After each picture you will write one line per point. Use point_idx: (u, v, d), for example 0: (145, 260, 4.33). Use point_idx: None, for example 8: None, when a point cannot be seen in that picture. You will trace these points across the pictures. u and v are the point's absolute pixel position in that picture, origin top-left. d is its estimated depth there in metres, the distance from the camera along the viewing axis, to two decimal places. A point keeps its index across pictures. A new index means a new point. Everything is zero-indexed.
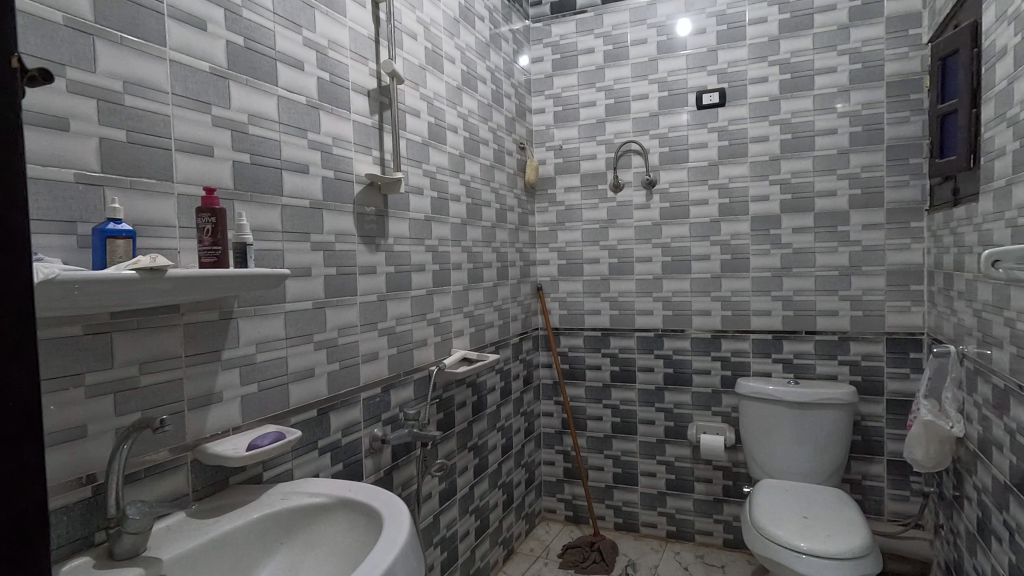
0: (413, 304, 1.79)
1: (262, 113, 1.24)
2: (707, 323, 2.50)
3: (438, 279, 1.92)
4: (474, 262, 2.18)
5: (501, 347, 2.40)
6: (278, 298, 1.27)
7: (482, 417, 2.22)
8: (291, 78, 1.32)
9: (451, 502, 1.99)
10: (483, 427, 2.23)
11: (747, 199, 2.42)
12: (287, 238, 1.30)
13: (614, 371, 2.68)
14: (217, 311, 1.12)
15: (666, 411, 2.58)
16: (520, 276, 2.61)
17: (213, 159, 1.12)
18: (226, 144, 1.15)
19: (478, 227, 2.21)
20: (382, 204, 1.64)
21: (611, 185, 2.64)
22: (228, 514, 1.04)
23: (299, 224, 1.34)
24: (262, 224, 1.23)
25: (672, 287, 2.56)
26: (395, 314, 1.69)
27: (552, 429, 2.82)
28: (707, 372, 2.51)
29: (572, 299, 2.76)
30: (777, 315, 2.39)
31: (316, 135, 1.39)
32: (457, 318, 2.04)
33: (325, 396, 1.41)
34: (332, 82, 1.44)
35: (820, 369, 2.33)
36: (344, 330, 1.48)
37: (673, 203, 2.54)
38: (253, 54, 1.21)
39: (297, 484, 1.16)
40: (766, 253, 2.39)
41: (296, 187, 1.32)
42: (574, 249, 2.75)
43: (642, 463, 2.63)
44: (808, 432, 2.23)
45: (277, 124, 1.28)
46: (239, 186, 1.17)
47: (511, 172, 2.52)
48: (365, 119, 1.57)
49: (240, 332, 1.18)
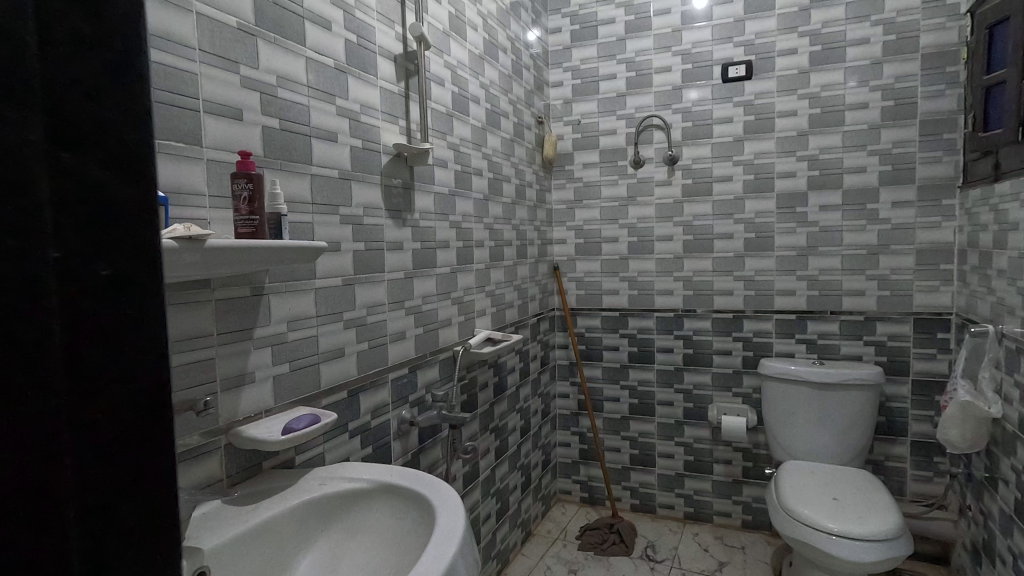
0: (439, 280, 1.72)
1: (290, 75, 1.15)
2: (729, 302, 2.46)
3: (462, 256, 1.86)
4: (495, 240, 2.11)
5: (521, 327, 2.35)
6: (308, 275, 1.20)
7: (503, 399, 2.18)
8: (319, 39, 1.23)
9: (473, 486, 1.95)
10: (504, 409, 2.19)
11: (774, 175, 2.36)
12: (318, 211, 1.22)
13: (632, 352, 2.63)
14: (249, 288, 1.06)
15: (685, 392, 2.54)
16: (538, 256, 2.55)
17: (243, 123, 1.04)
18: (255, 107, 1.07)
19: (499, 203, 2.14)
20: (408, 177, 1.56)
21: (631, 161, 2.57)
22: (267, 501, 0.98)
23: (328, 196, 1.26)
24: (294, 194, 1.16)
25: (694, 266, 2.50)
26: (422, 292, 1.63)
27: (567, 410, 2.78)
28: (728, 353, 2.47)
29: (589, 278, 2.71)
30: (801, 295, 2.35)
31: (344, 101, 1.31)
32: (480, 297, 1.98)
33: (355, 376, 1.36)
34: (360, 45, 1.36)
35: (844, 350, 2.30)
36: (372, 308, 1.41)
37: (696, 180, 2.48)
38: (281, 11, 1.13)
39: (334, 468, 1.11)
40: (792, 232, 2.34)
41: (325, 156, 1.24)
42: (592, 227, 2.68)
43: (661, 445, 2.61)
44: (834, 413, 2.19)
45: (306, 88, 1.19)
46: (269, 153, 1.09)
47: (529, 147, 2.44)
48: (391, 86, 1.48)
49: (272, 310, 1.11)
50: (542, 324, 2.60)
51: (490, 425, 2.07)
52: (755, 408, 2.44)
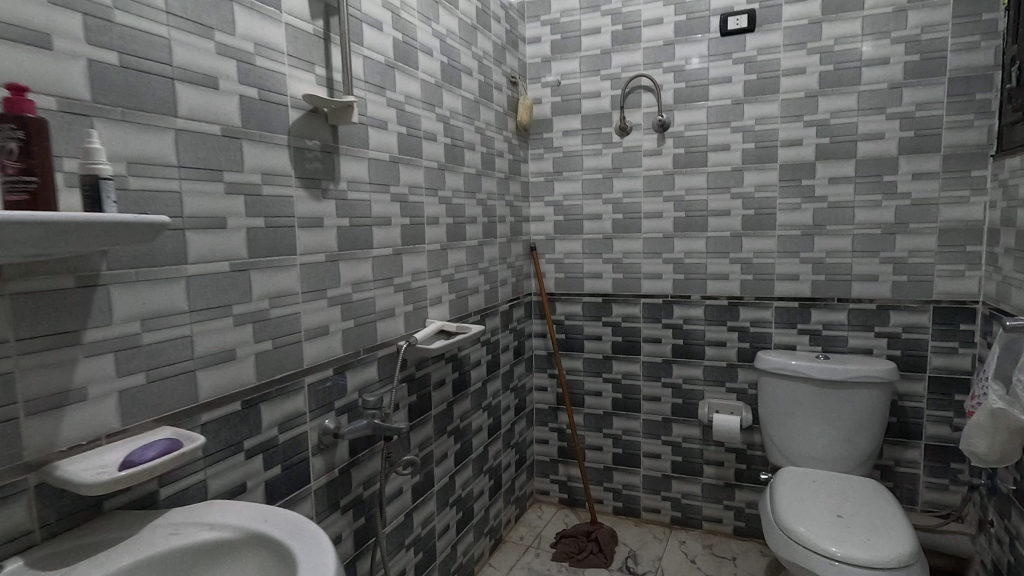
0: (285, 277, 1.91)
1: (149, 56, 1.49)
2: (716, 288, 2.84)
3: (279, 245, 1.88)
4: (411, 217, 2.41)
5: (428, 301, 2.50)
6: (136, 236, 1.18)
7: (464, 398, 2.50)
8: (186, 53, 1.58)
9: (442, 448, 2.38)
10: (466, 407, 2.52)
11: (779, 142, 2.70)
12: (184, 178, 1.58)
13: (615, 341, 3.04)
14: (96, 247, 1.13)
15: (673, 385, 2.93)
16: (462, 238, 2.73)
17: (119, 134, 1.42)
18: (115, 118, 1.42)
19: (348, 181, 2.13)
20: (328, 140, 2.04)
21: (618, 127, 2.96)
22: (70, 476, 1.20)
23: (259, 208, 1.81)
24: (156, 160, 1.51)
25: (702, 250, 2.85)
26: (270, 290, 1.86)
27: (546, 406, 3.21)
28: (722, 344, 2.84)
29: (650, 272, 2.97)
30: (790, 279, 2.72)
31: (219, 93, 1.67)
32: (385, 280, 2.32)
33: (253, 379, 1.80)
34: (228, 45, 1.70)
35: (852, 340, 2.63)
36: (276, 300, 1.88)
37: (688, 147, 2.86)
38: (126, 31, 1.43)
39: (92, 458, 1.30)
40: (798, 207, 2.69)
41: (252, 157, 1.78)
42: (586, 219, 3.10)
43: (625, 420, 3.03)
44: (835, 411, 2.25)
45: (169, 67, 1.54)
46: (133, 163, 1.45)
47: (499, 109, 2.95)
48: (274, 44, 1.85)
49: (70, 240, 1.06)
50: (488, 312, 2.87)
51: (447, 427, 2.38)
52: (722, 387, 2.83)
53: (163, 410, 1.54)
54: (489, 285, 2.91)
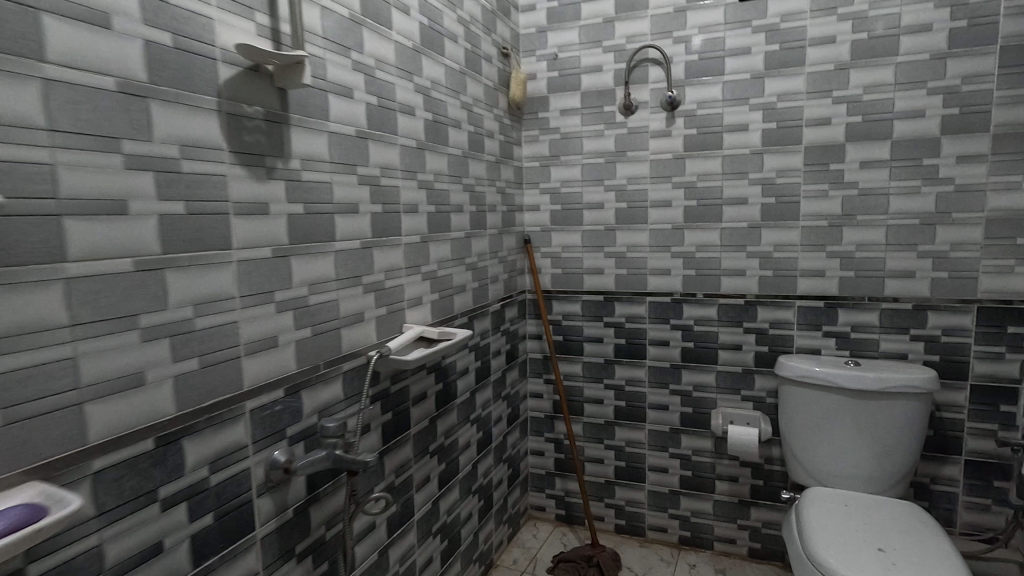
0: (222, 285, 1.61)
1: (60, 15, 1.20)
2: (734, 287, 2.62)
3: (204, 240, 1.55)
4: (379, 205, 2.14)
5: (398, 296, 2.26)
6: None
7: (449, 411, 2.35)
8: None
9: (423, 469, 2.19)
10: (450, 421, 2.36)
11: (803, 121, 2.46)
12: (88, 145, 1.26)
13: (617, 344, 2.82)
14: None
15: (683, 393, 2.72)
16: (437, 229, 2.44)
17: (23, 113, 1.15)
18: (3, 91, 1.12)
19: (306, 163, 1.84)
20: (274, 102, 1.71)
21: (620, 107, 2.71)
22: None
23: (188, 191, 1.48)
24: (66, 136, 1.22)
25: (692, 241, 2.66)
26: (199, 295, 1.53)
27: (541, 414, 3.02)
28: (737, 348, 2.63)
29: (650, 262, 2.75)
30: (816, 274, 2.50)
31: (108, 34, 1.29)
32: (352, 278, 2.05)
33: (172, 405, 1.48)
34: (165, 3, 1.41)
35: (884, 348, 2.44)
36: (205, 304, 1.55)
37: (701, 126, 2.60)
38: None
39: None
40: (821, 198, 2.47)
41: (196, 125, 1.50)
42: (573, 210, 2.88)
43: (629, 432, 2.83)
44: (873, 420, 2.10)
45: (85, 37, 1.25)
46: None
47: (488, 83, 2.68)
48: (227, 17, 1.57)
49: None
50: (450, 304, 2.52)
51: (431, 447, 2.24)
52: (740, 396, 2.63)
53: (29, 462, 1.21)
54: (462, 284, 2.57)
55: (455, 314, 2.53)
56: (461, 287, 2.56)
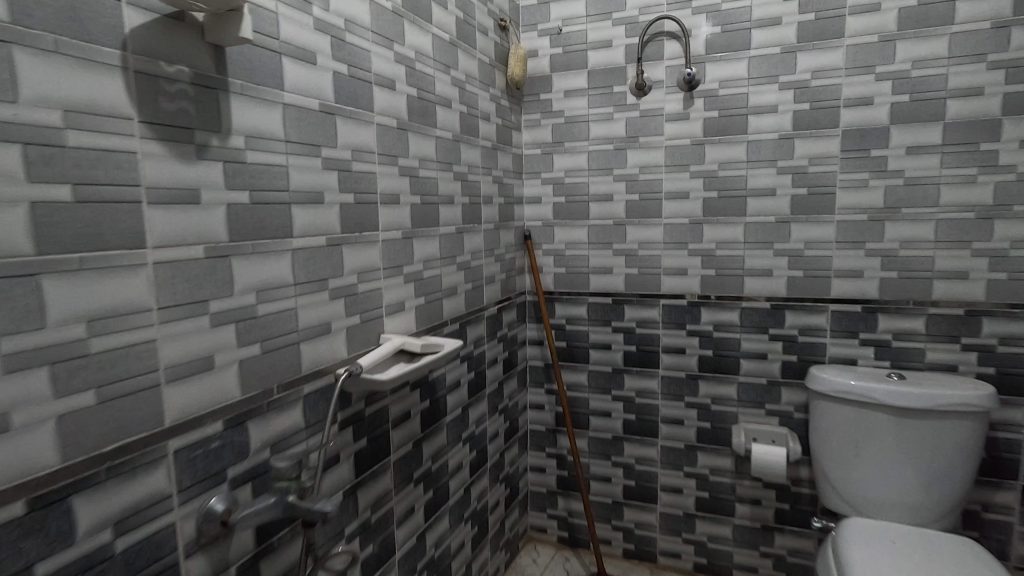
0: (134, 291, 1.26)
1: None
2: (759, 288, 2.40)
3: (105, 236, 1.18)
4: (342, 190, 1.81)
5: (370, 299, 1.96)
6: None
7: (438, 434, 2.16)
8: None
9: (407, 497, 2.01)
10: (439, 444, 2.17)
11: (843, 100, 2.24)
12: None
13: (627, 351, 2.61)
14: None
15: (699, 406, 2.51)
16: (421, 223, 2.16)
17: None
18: None
19: (245, 136, 1.48)
20: (202, 64, 1.36)
21: (634, 87, 2.48)
22: None
23: (77, 174, 1.13)
24: None
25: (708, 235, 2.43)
26: (93, 308, 1.16)
27: (543, 428, 2.83)
28: (762, 357, 2.41)
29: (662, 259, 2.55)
30: (853, 274, 2.28)
31: None
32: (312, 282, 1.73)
33: (56, 461, 1.10)
34: None
35: (930, 357, 2.21)
36: (108, 324, 1.20)
37: (726, 109, 2.38)
38: None
39: None
40: (862, 185, 2.23)
41: (87, 86, 1.13)
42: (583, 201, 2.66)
43: (640, 449, 2.63)
44: (915, 443, 1.97)
45: None
46: None
47: (485, 59, 2.46)
48: None
49: None
50: (438, 309, 2.26)
51: (414, 474, 2.05)
52: (762, 409, 2.41)
53: None
54: (455, 286, 2.34)
55: (444, 320, 2.29)
56: (454, 291, 2.34)
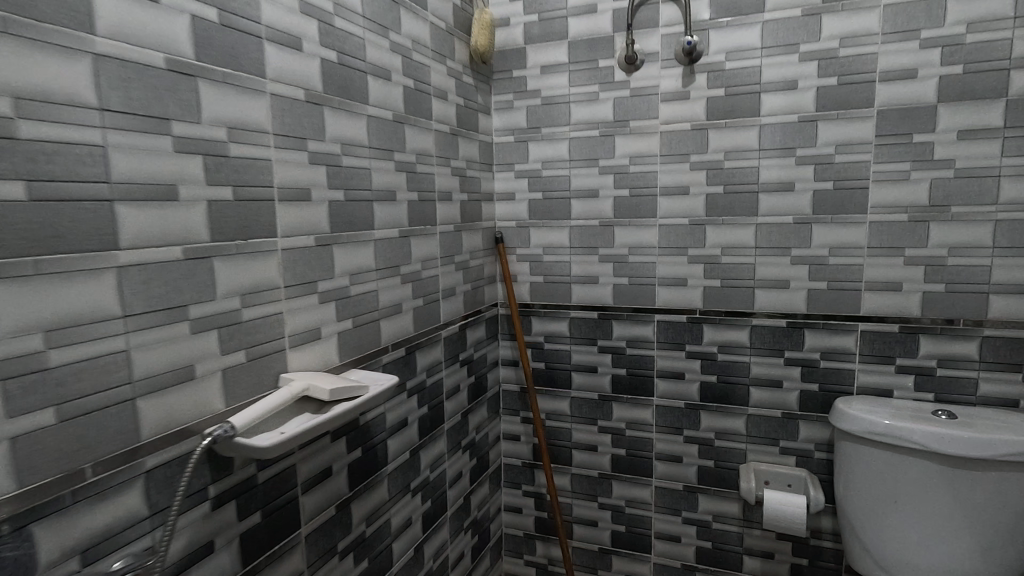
0: None
1: None
2: (775, 301, 1.94)
3: None
4: (237, 199, 1.10)
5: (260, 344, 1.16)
6: None
7: (379, 484, 1.59)
8: None
9: None
10: (382, 497, 1.60)
11: (878, 74, 1.74)
12: None
13: (616, 375, 2.18)
14: None
15: (701, 441, 2.09)
16: (348, 217, 1.44)
17: None
18: None
19: (10, 98, 0.75)
20: None
21: (622, 60, 2.01)
22: None
23: None
24: None
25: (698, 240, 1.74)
26: None
27: (518, 462, 2.40)
28: (776, 386, 1.97)
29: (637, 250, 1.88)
30: (891, 288, 1.81)
31: None
32: (152, 314, 0.94)
33: None
34: None
35: (984, 390, 1.75)
36: None
37: (730, 87, 1.90)
38: None
39: None
40: (905, 179, 1.75)
41: None
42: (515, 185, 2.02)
43: (630, 489, 2.22)
44: (972, 498, 1.56)
45: None
46: None
47: (447, 27, 1.90)
48: None
49: None
50: (380, 325, 1.59)
51: (340, 546, 1.42)
52: (777, 447, 1.99)
53: None
54: (396, 299, 1.67)
55: (391, 341, 1.63)
56: (395, 299, 1.66)
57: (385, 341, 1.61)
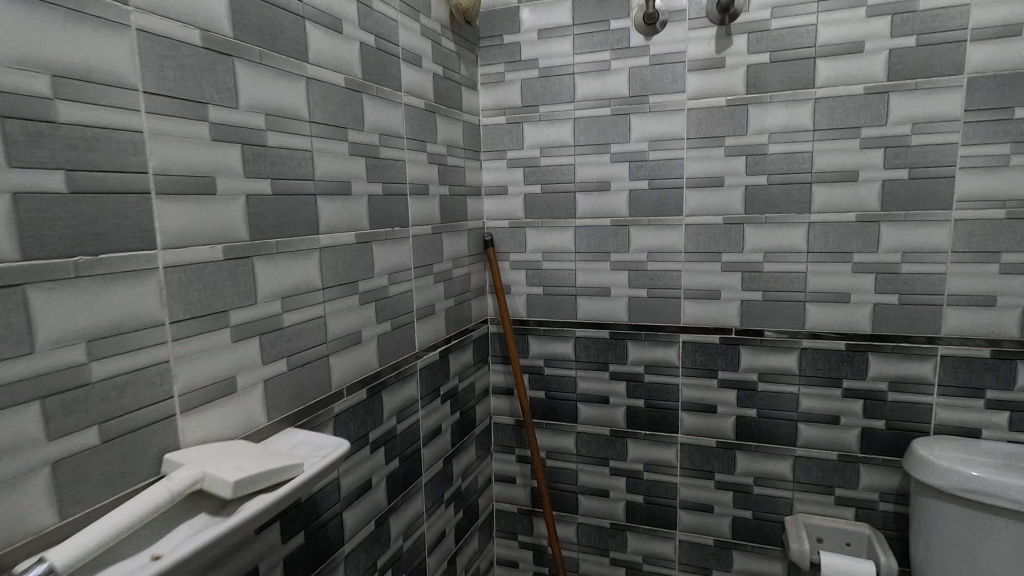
0: None
1: None
2: (832, 319, 1.65)
3: None
4: (75, 191, 0.78)
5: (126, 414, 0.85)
6: None
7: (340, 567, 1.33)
8: None
9: None
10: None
11: (966, 33, 1.44)
12: None
13: (631, 408, 1.90)
14: None
15: (736, 488, 1.82)
16: (277, 225, 1.14)
17: None
18: None
19: None
20: None
21: (640, 22, 1.71)
22: None
23: None
24: None
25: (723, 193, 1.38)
26: None
27: (514, 508, 2.13)
28: (831, 424, 1.69)
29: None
30: (982, 303, 1.52)
31: None
32: None
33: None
34: None
35: None
36: None
37: (775, 53, 1.60)
38: None
39: None
40: (1000, 166, 1.46)
41: None
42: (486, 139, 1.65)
43: (647, 543, 1.95)
44: None
45: None
46: None
47: None
48: None
49: None
50: (331, 361, 1.30)
51: None
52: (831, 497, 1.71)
53: None
54: (354, 329, 1.38)
55: (343, 383, 1.34)
56: (352, 328, 1.37)
57: (336, 382, 1.32)
